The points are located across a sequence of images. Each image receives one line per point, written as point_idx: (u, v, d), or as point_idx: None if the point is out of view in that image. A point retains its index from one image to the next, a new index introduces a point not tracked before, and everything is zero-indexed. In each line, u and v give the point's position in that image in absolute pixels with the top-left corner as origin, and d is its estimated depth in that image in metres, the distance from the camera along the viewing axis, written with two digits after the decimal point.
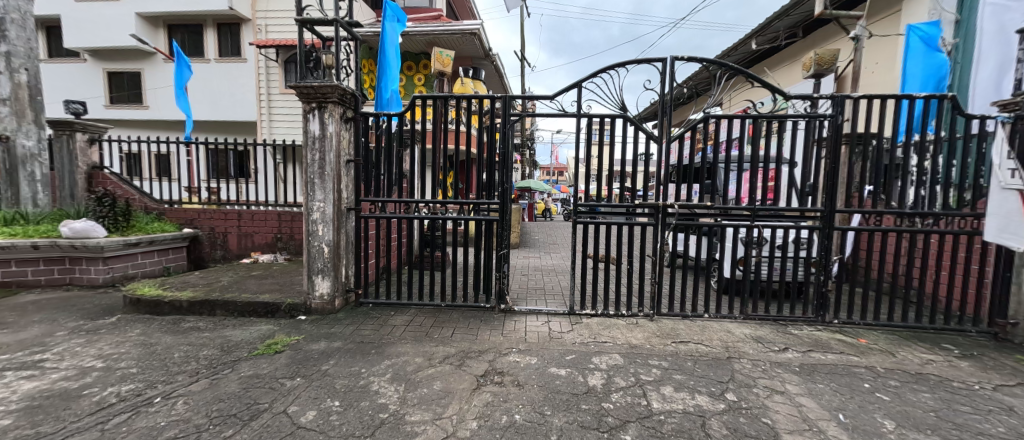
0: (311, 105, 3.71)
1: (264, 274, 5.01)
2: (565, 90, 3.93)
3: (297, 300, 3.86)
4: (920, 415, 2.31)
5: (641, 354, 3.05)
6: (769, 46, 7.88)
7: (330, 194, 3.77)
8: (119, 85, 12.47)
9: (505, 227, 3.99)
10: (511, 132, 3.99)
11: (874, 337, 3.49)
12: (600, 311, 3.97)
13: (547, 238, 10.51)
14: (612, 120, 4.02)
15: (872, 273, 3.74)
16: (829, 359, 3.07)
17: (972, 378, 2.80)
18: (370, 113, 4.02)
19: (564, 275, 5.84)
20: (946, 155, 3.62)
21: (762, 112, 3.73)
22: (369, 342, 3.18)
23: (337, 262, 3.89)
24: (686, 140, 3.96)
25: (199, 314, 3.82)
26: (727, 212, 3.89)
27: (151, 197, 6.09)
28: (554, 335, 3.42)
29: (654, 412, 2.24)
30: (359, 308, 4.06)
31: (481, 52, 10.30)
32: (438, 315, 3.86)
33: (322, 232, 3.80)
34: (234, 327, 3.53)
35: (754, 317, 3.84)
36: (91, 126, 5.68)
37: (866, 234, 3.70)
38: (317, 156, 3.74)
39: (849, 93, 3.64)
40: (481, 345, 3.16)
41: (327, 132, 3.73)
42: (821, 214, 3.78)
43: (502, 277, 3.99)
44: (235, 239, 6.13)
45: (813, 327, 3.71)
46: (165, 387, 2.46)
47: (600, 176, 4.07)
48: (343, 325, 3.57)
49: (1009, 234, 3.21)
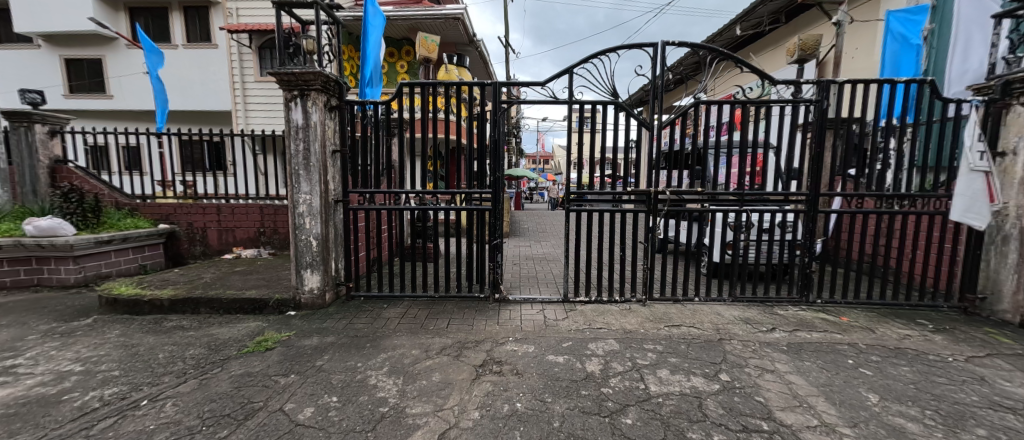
0: (291, 93, 3.54)
1: (249, 270, 4.86)
2: (555, 76, 3.89)
3: (286, 296, 3.76)
4: (901, 388, 2.42)
5: (636, 339, 3.10)
6: (752, 32, 7.96)
7: (316, 186, 3.65)
8: (80, 72, 11.73)
9: (497, 216, 3.96)
10: (502, 120, 3.93)
11: (855, 315, 3.60)
12: (593, 298, 3.99)
13: (537, 226, 10.54)
14: (603, 107, 4.00)
15: (853, 253, 3.84)
16: (814, 337, 3.19)
17: (946, 351, 2.96)
18: (355, 101, 3.89)
19: (556, 263, 5.87)
20: (925, 138, 3.73)
21: (751, 97, 3.73)
22: (364, 336, 3.13)
23: (327, 255, 3.79)
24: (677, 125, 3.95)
25: (182, 313, 3.69)
26: (715, 197, 3.97)
27: (123, 193, 5.81)
28: (549, 323, 3.45)
29: (653, 395, 2.28)
30: (351, 301, 3.97)
31: (465, 38, 10.15)
32: (432, 306, 3.82)
33: (309, 225, 3.67)
34: (220, 325, 3.42)
35: (742, 299, 3.90)
36: (50, 117, 5.33)
37: (849, 217, 3.80)
38: (301, 146, 3.60)
39: (834, 79, 3.71)
40: (478, 336, 3.15)
41: (311, 121, 3.57)
42: (805, 197, 3.86)
43: (495, 266, 3.96)
44: (215, 234, 5.93)
45: (798, 307, 3.80)
46: (151, 388, 2.37)
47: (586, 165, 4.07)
48: (335, 319, 3.50)
49: (972, 213, 3.44)
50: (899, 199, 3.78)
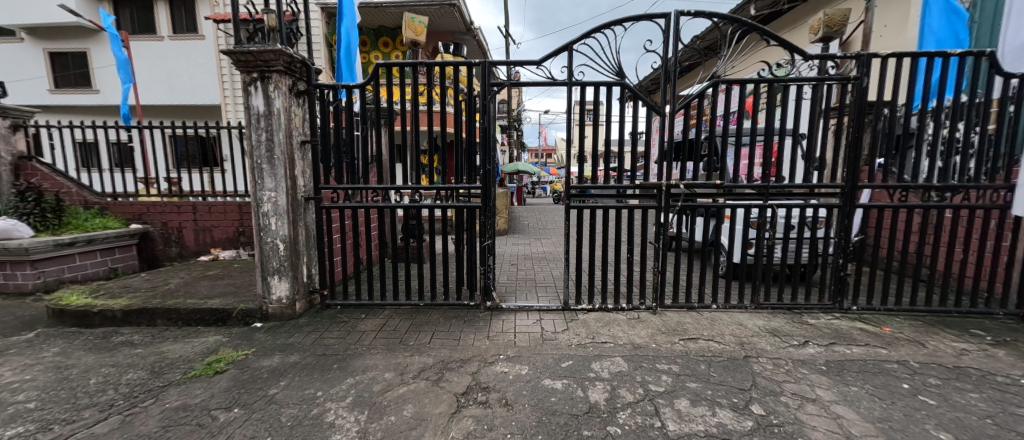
0: (251, 76, 3.10)
1: (222, 274, 4.46)
2: (553, 54, 3.42)
3: (251, 305, 3.35)
4: (976, 424, 1.97)
5: (647, 357, 2.66)
6: (768, 12, 7.46)
7: (282, 182, 3.22)
8: (64, 64, 11.36)
9: (489, 215, 3.53)
10: (492, 106, 3.46)
11: (898, 325, 3.14)
12: (598, 305, 3.55)
13: (538, 222, 10.12)
14: (609, 89, 3.51)
15: (894, 253, 3.35)
16: (855, 353, 2.74)
17: (1016, 371, 2.49)
18: (326, 85, 3.43)
19: (557, 263, 5.44)
20: (967, 121, 3.27)
21: (778, 76, 3.24)
22: (332, 354, 2.72)
23: (297, 260, 3.38)
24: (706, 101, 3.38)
25: (136, 325, 3.30)
26: (731, 191, 3.51)
27: (93, 191, 5.45)
28: (547, 336, 3.01)
29: (671, 438, 1.85)
30: (326, 311, 3.55)
31: (462, 27, 9.79)
32: (415, 316, 3.40)
33: (275, 226, 3.26)
34: (174, 341, 3.02)
35: (767, 306, 3.45)
36: (12, 109, 4.90)
37: (889, 211, 3.31)
38: (263, 136, 3.16)
39: (876, 53, 3.18)
40: (463, 353, 2.73)
41: (274, 108, 3.14)
42: (840, 190, 3.36)
43: (487, 271, 3.54)
44: (191, 234, 5.54)
45: (831, 316, 3.33)
46: (62, 428, 1.96)
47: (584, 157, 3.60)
48: (303, 333, 3.08)
49: None
50: (947, 190, 3.30)
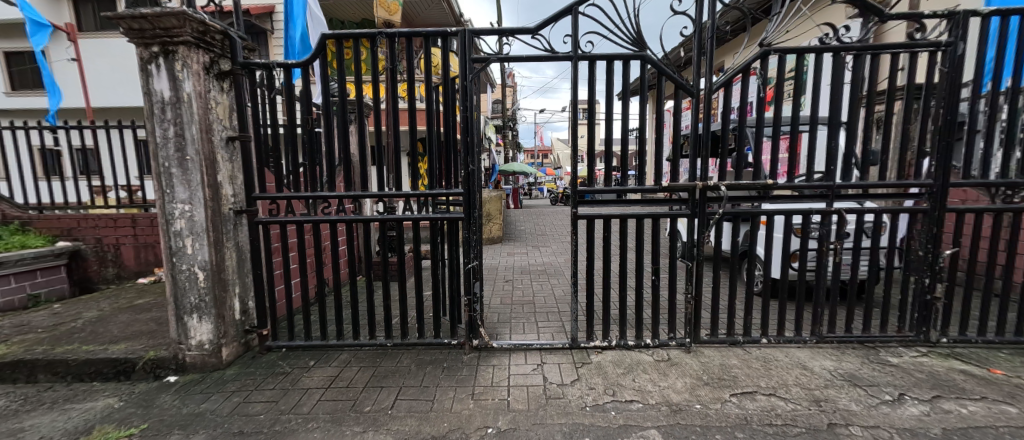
0: (150, 51, 2.32)
1: (153, 303, 3.67)
2: (551, 20, 2.67)
3: (164, 353, 2.57)
4: None
5: (692, 427, 1.90)
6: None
7: (198, 190, 2.44)
8: (22, 61, 10.53)
9: (473, 228, 2.76)
10: (474, 88, 2.69)
11: (1011, 366, 2.40)
12: (615, 341, 2.80)
13: (536, 227, 9.36)
14: (624, 64, 2.75)
15: (995, 270, 2.60)
16: (976, 414, 1.99)
17: None
18: (258, 64, 2.65)
19: (559, 280, 4.69)
20: None
21: (844, 43, 2.49)
22: (252, 433, 1.94)
23: (223, 293, 2.59)
24: (752, 76, 2.61)
25: (8, 382, 2.50)
26: (770, 191, 2.75)
27: (14, 202, 4.64)
28: (551, 391, 2.26)
29: None
30: (266, 356, 2.77)
31: (451, 18, 9.07)
32: (380, 362, 2.63)
33: (191, 249, 2.47)
34: (46, 408, 2.23)
35: (830, 339, 2.71)
36: None
37: (991, 216, 2.56)
38: (169, 130, 2.38)
39: (974, 11, 2.42)
40: (436, 427, 1.95)
41: (183, 93, 2.35)
42: (927, 189, 2.59)
43: (473, 301, 2.78)
44: (130, 252, 4.74)
45: (915, 352, 2.60)
46: None
47: (593, 153, 2.84)
48: (225, 394, 2.29)
49: None
50: None
